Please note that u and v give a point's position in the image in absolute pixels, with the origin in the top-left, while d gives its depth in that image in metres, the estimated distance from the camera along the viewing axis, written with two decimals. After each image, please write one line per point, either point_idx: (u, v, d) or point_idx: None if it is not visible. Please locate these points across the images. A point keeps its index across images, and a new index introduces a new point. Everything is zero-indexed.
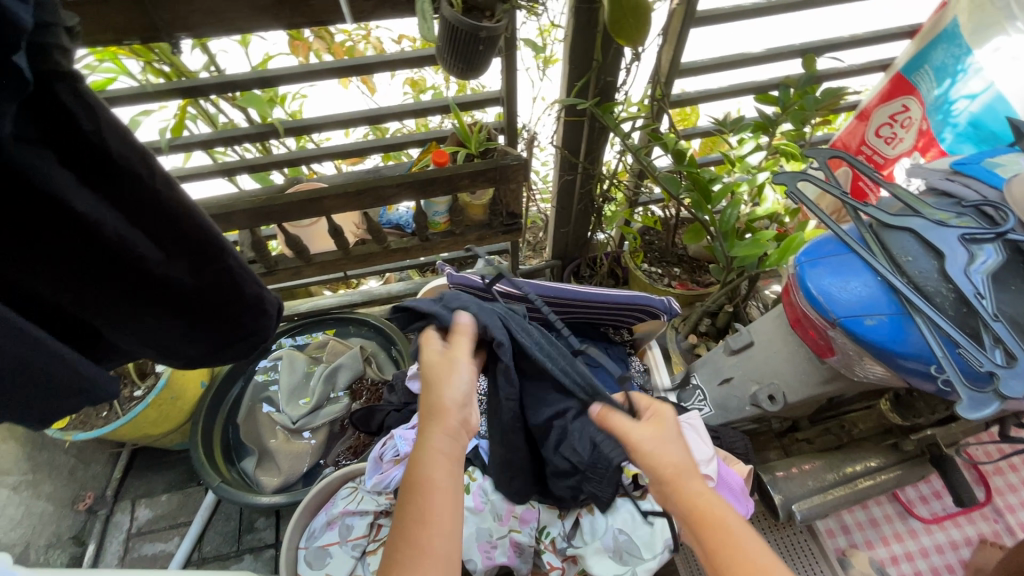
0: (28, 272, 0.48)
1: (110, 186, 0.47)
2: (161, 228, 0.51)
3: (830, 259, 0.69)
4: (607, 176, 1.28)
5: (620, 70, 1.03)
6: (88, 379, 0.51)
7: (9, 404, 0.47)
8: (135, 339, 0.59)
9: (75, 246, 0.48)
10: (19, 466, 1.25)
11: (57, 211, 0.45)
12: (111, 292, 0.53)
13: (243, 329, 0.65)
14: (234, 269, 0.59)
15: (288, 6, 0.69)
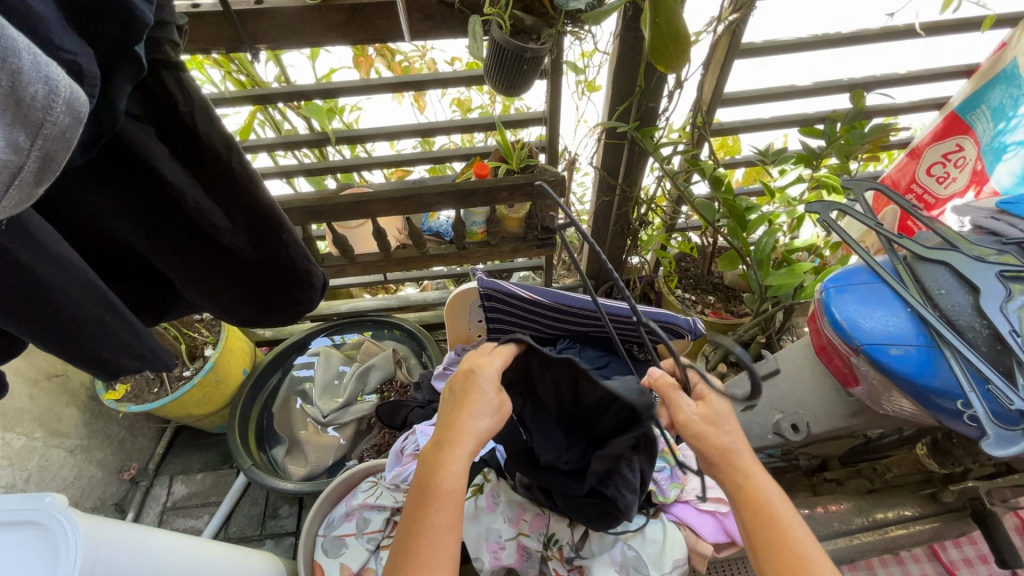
0: (122, 231, 0.55)
1: (196, 161, 0.54)
2: (232, 202, 0.58)
3: (859, 286, 0.69)
4: (645, 200, 1.30)
5: (662, 97, 1.06)
6: (143, 337, 0.58)
7: (85, 359, 0.53)
8: (201, 294, 0.66)
9: (162, 209, 0.55)
10: (77, 430, 1.36)
11: (150, 178, 0.52)
12: (181, 257, 0.60)
13: (288, 296, 0.72)
14: (290, 243, 0.65)
15: (355, 24, 0.76)
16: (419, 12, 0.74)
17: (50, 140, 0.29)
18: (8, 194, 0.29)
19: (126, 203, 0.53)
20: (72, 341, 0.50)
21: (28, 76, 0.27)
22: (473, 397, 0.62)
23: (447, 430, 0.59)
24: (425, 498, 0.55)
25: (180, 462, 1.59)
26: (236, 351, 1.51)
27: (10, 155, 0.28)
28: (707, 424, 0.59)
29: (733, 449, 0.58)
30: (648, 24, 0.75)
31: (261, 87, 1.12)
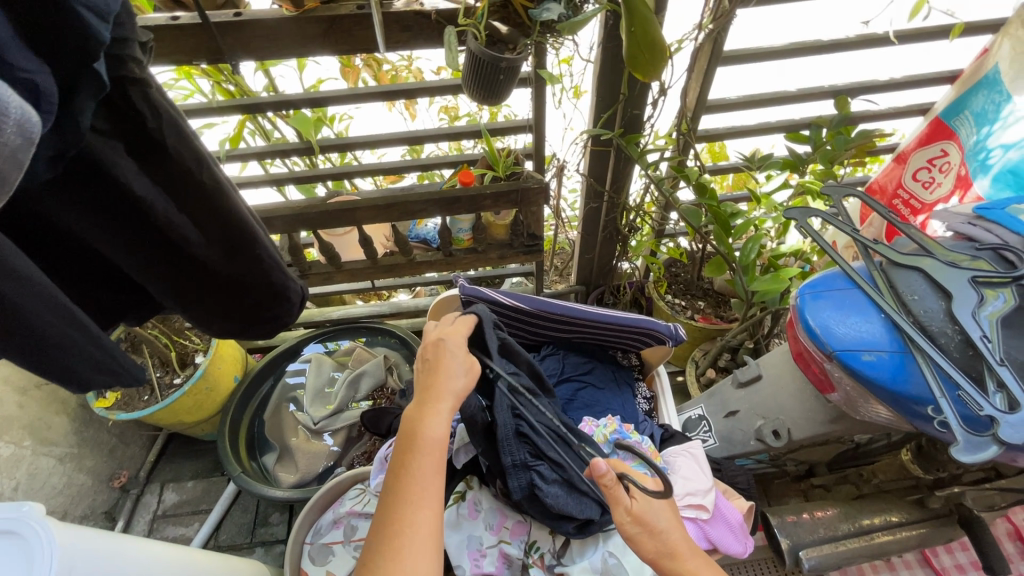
0: (98, 243, 0.56)
1: (166, 175, 0.54)
2: (204, 217, 0.58)
3: (834, 293, 0.69)
4: (633, 207, 1.30)
5: (646, 105, 1.07)
6: (117, 355, 0.58)
7: (56, 372, 0.53)
8: (179, 305, 0.67)
9: (134, 221, 0.56)
10: (67, 438, 1.36)
11: (120, 192, 0.52)
12: (155, 266, 0.61)
13: (267, 313, 0.73)
14: (265, 259, 0.65)
15: (333, 35, 0.77)
16: (396, 23, 0.74)
17: (1, 160, 0.31)
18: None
19: (98, 214, 0.54)
20: (37, 355, 0.50)
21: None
22: (444, 362, 0.67)
23: (426, 388, 0.66)
24: (410, 445, 0.62)
25: (172, 470, 1.59)
26: (227, 358, 1.51)
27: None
28: (640, 529, 0.61)
29: (665, 547, 0.62)
30: (625, 33, 0.76)
31: (250, 96, 1.13)
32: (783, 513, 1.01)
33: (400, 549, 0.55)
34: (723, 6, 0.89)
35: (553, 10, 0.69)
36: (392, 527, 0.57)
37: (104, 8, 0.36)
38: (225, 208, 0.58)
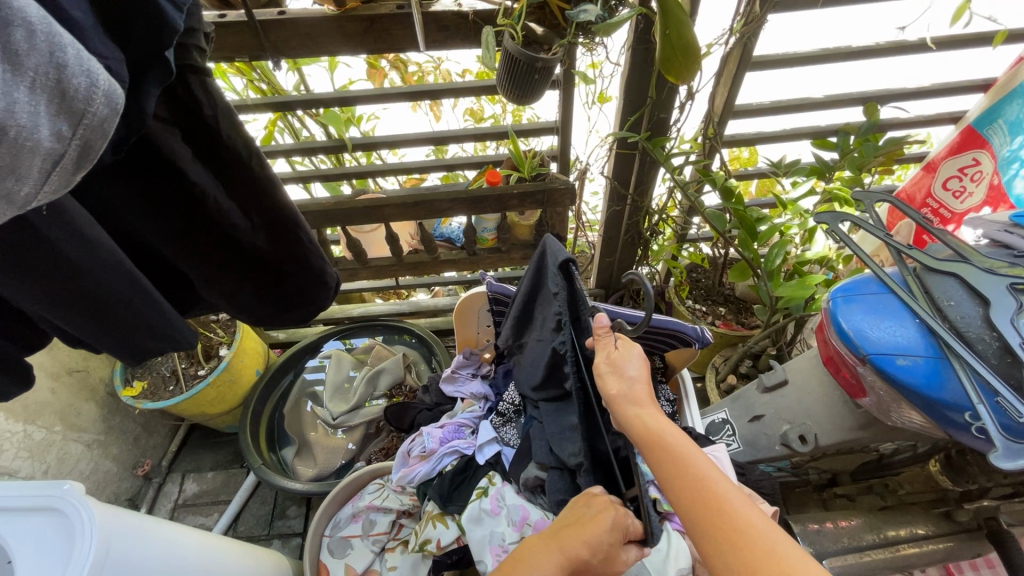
0: (151, 231, 0.58)
1: (219, 163, 0.57)
2: (250, 201, 0.60)
3: (867, 297, 0.69)
4: (656, 211, 1.30)
5: (673, 109, 1.07)
6: (174, 321, 0.61)
7: (117, 340, 0.56)
8: (217, 294, 0.68)
9: (184, 210, 0.58)
10: (95, 425, 1.39)
11: (175, 179, 0.54)
12: (204, 258, 0.63)
13: (304, 297, 0.75)
14: (306, 243, 0.68)
15: (372, 35, 0.78)
16: (434, 23, 0.76)
17: (90, 129, 0.32)
18: (50, 181, 0.32)
19: (150, 203, 0.56)
20: (102, 321, 0.53)
21: (73, 69, 0.30)
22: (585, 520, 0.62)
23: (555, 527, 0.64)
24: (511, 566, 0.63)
25: (193, 461, 1.62)
26: (250, 352, 1.54)
27: (54, 144, 0.30)
28: (608, 371, 0.61)
29: (629, 392, 0.60)
30: (659, 36, 0.77)
31: (282, 94, 1.15)
32: (805, 522, 1.00)
33: None
34: (755, 11, 0.89)
35: (589, 12, 0.69)
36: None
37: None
38: (269, 192, 0.61)
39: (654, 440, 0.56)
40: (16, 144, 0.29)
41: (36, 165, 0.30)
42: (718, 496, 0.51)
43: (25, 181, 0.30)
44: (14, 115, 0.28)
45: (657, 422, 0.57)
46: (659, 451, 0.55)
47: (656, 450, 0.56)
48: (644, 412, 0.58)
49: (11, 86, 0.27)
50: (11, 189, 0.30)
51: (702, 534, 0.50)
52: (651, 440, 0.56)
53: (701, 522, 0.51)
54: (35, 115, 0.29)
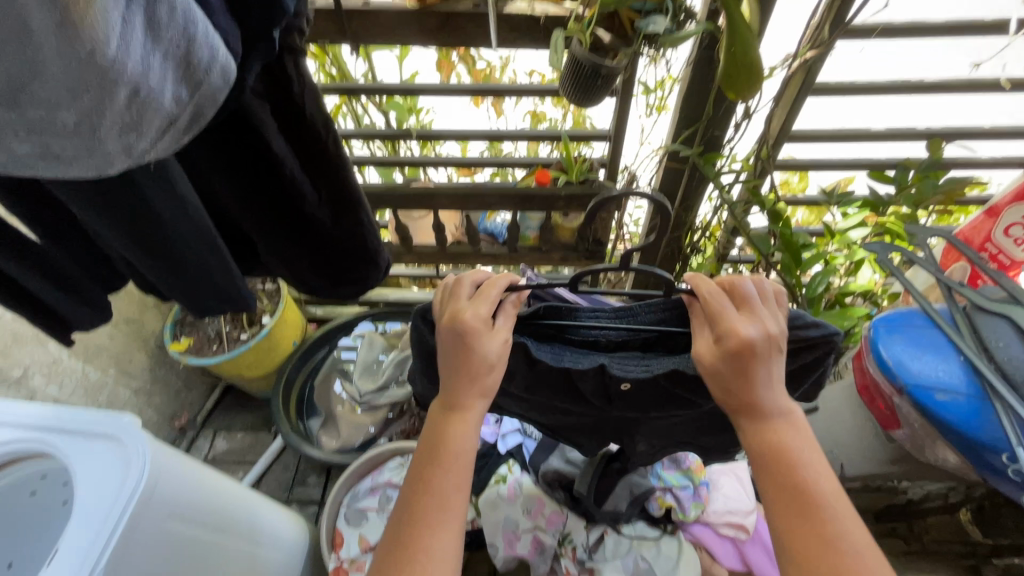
0: (235, 194, 0.64)
1: (298, 137, 0.61)
2: (321, 174, 0.65)
3: (911, 329, 0.68)
4: (699, 227, 1.30)
5: (729, 127, 1.08)
6: (237, 289, 0.65)
7: (186, 291, 0.62)
8: (278, 261, 0.74)
9: (258, 176, 0.63)
10: (143, 374, 1.49)
11: (260, 149, 0.59)
12: (267, 219, 0.68)
13: (354, 273, 0.78)
14: (364, 222, 0.72)
15: (447, 29, 0.82)
16: (507, 24, 0.80)
17: (203, 97, 0.38)
18: (163, 137, 0.39)
19: (228, 164, 0.61)
20: (173, 269, 0.58)
21: (201, 45, 0.35)
22: (470, 357, 0.56)
23: (459, 392, 0.57)
24: (432, 453, 0.56)
25: (225, 420, 1.70)
26: (290, 323, 1.60)
27: (173, 107, 0.37)
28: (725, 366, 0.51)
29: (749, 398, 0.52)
30: (725, 54, 0.78)
31: (350, 81, 1.22)
32: None
33: (420, 540, 0.52)
34: (823, 36, 0.89)
35: (658, 25, 0.72)
36: (403, 552, 0.52)
37: None
38: (341, 169, 0.65)
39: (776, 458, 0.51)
40: (144, 106, 0.35)
41: (156, 124, 0.37)
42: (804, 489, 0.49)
43: (144, 136, 0.37)
44: (148, 80, 0.34)
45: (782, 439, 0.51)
46: (783, 462, 0.51)
47: (780, 462, 0.51)
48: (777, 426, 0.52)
49: (150, 56, 0.34)
50: (132, 142, 0.37)
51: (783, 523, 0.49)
52: (778, 450, 0.51)
53: (791, 526, 0.48)
54: (163, 80, 0.35)
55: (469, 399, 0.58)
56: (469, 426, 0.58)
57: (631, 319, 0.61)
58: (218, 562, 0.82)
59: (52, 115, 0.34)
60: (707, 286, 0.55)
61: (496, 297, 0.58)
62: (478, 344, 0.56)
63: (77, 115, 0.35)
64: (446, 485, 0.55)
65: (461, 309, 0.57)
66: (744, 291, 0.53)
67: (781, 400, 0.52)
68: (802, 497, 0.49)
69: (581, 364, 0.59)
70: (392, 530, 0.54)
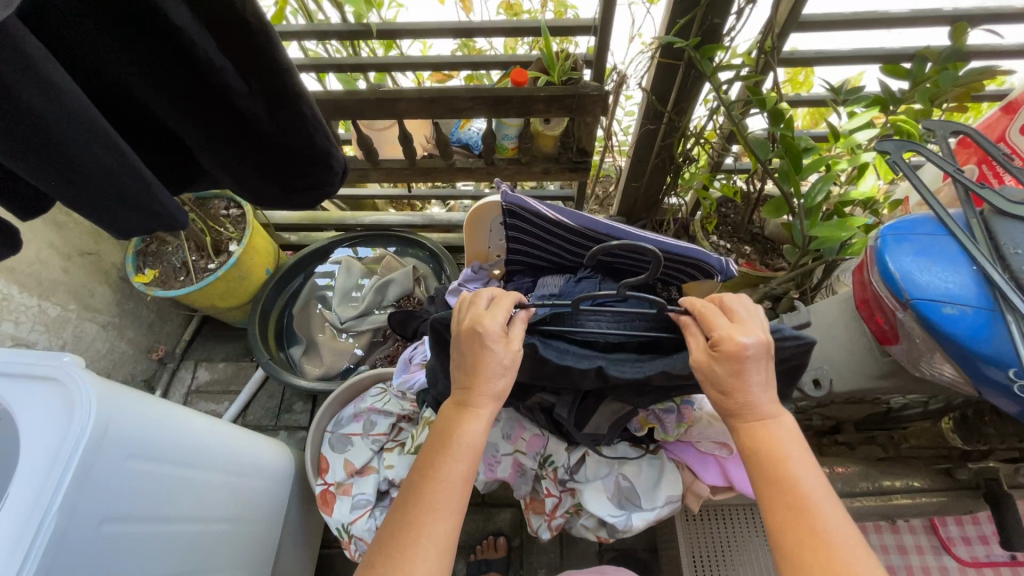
0: (146, 85, 0.54)
1: (205, 4, 0.50)
2: (246, 59, 0.54)
3: (923, 238, 0.62)
4: (693, 133, 1.20)
5: (730, 13, 0.94)
6: (160, 196, 0.58)
7: (99, 212, 0.55)
8: (217, 168, 0.65)
9: (171, 60, 0.53)
10: (110, 308, 1.42)
11: (159, 23, 0.49)
12: (195, 118, 0.58)
13: (307, 179, 0.70)
14: (309, 119, 0.62)
15: None
16: None
17: None
18: None
19: (129, 42, 0.50)
20: (70, 182, 0.50)
21: None
22: (485, 356, 0.56)
23: (472, 390, 0.57)
24: (442, 445, 0.55)
25: (205, 351, 1.67)
26: (260, 251, 1.52)
27: None
28: (715, 372, 0.53)
29: (743, 402, 0.53)
30: None
31: None
32: None
33: (420, 527, 0.50)
34: None
35: None
36: (402, 538, 0.50)
37: None
38: (269, 53, 0.54)
39: (766, 453, 0.51)
40: None
41: None
42: (794, 482, 0.49)
43: None
44: None
45: (776, 433, 0.52)
46: (775, 460, 0.51)
47: (771, 460, 0.51)
48: (769, 422, 0.53)
49: None
50: None
51: (770, 514, 0.49)
52: (769, 449, 0.51)
53: (781, 521, 0.48)
54: None
55: (481, 399, 0.57)
56: (478, 423, 0.56)
57: (628, 326, 0.64)
58: (194, 494, 0.80)
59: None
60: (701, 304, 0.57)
61: (511, 307, 0.59)
62: (495, 346, 0.57)
63: None
64: (450, 477, 0.53)
65: (479, 316, 0.58)
66: (740, 306, 0.56)
67: (772, 403, 0.54)
68: (792, 492, 0.49)
69: (582, 363, 0.60)
70: (392, 517, 0.52)
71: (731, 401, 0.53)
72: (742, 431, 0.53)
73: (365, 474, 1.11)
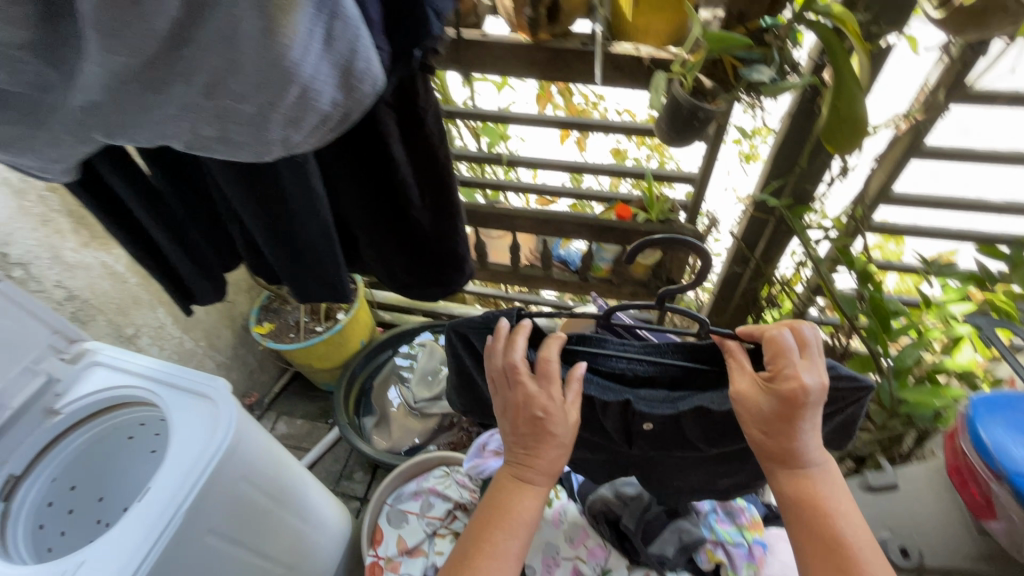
0: (352, 191, 0.71)
1: (413, 144, 0.67)
2: (427, 181, 0.71)
3: (1018, 413, 0.62)
4: (778, 280, 1.26)
5: (822, 182, 1.06)
6: (345, 273, 0.72)
7: (294, 273, 0.71)
8: (377, 254, 0.81)
9: (378, 177, 0.69)
10: (228, 350, 1.62)
11: (380, 153, 0.66)
12: (376, 215, 0.75)
13: (441, 278, 0.83)
14: (458, 229, 0.76)
15: (554, 64, 0.87)
16: (611, 63, 0.84)
17: (353, 102, 0.44)
18: (316, 132, 0.45)
19: (353, 162, 0.68)
20: (289, 250, 0.66)
21: (359, 58, 0.41)
22: (551, 438, 0.58)
23: (533, 470, 0.60)
24: (498, 519, 0.60)
25: (289, 405, 1.81)
26: (361, 323, 1.69)
27: (329, 108, 0.43)
28: (763, 413, 0.53)
29: (788, 452, 0.55)
30: (827, 107, 0.77)
31: (451, 106, 1.31)
32: None
33: None
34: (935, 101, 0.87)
35: (763, 73, 0.74)
36: None
37: (442, 9, 0.47)
38: (445, 179, 0.70)
39: (812, 508, 0.56)
40: (307, 104, 0.41)
41: (312, 120, 0.43)
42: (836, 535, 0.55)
43: (301, 130, 0.44)
44: (314, 83, 0.40)
45: (819, 489, 0.56)
46: (816, 509, 0.56)
47: (813, 508, 0.56)
48: (813, 478, 0.57)
49: (320, 64, 0.40)
50: (292, 133, 0.44)
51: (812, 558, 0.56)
52: (811, 498, 0.56)
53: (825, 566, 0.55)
54: (325, 83, 0.41)
55: (541, 478, 0.60)
56: (533, 498, 0.60)
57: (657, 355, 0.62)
58: (269, 534, 0.87)
59: (237, 106, 0.42)
60: (766, 329, 0.55)
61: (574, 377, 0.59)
62: (553, 427, 0.57)
63: (255, 108, 0.41)
64: (503, 553, 0.58)
65: (523, 386, 0.57)
66: (800, 337, 0.54)
67: (816, 452, 0.57)
68: (833, 541, 0.55)
69: (606, 395, 0.60)
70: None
71: (776, 453, 0.56)
72: (786, 483, 0.57)
73: (415, 556, 1.12)
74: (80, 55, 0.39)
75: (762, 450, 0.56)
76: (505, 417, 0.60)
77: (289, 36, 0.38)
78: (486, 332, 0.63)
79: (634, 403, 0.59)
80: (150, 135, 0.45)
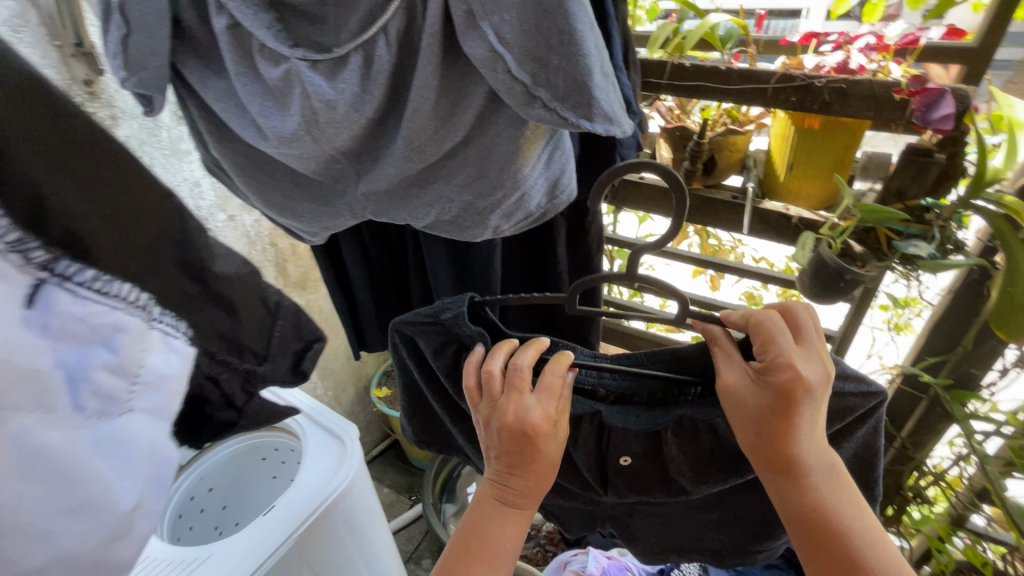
0: (513, 282, 0.85)
1: (573, 254, 0.79)
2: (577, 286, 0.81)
3: None
4: (929, 471, 1.10)
5: (992, 369, 0.95)
6: None
7: None
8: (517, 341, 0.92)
9: (537, 274, 0.83)
10: (348, 404, 1.79)
11: (545, 256, 0.79)
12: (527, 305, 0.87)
13: None
14: (593, 334, 0.85)
15: (703, 210, 0.95)
16: (759, 216, 0.90)
17: (552, 206, 0.64)
18: (517, 223, 0.64)
19: (521, 261, 0.82)
20: None
21: (564, 178, 0.62)
22: (539, 459, 0.51)
23: (522, 493, 0.53)
24: (478, 550, 0.53)
25: (381, 471, 1.89)
26: None
27: (536, 208, 0.63)
28: (758, 412, 0.47)
29: (791, 459, 0.48)
30: (997, 290, 0.74)
31: None
32: None
33: None
34: None
35: (920, 249, 0.74)
36: None
37: (627, 156, 0.66)
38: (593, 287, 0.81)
39: (820, 525, 0.49)
40: (521, 207, 0.61)
41: (520, 215, 0.63)
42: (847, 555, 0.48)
43: (511, 221, 0.63)
44: (530, 193, 0.60)
45: (825, 502, 0.49)
46: (822, 524, 0.49)
47: (820, 525, 0.49)
48: (819, 490, 0.49)
49: (539, 179, 0.60)
50: (504, 224, 0.63)
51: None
52: (815, 513, 0.49)
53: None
54: (538, 193, 0.61)
55: (528, 500, 0.54)
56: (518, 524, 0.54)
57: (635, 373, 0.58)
58: None
59: (475, 204, 0.60)
60: (752, 315, 0.49)
61: (555, 382, 0.51)
62: (546, 445, 0.51)
63: (486, 205, 0.60)
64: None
65: (519, 398, 0.50)
66: (788, 316, 0.49)
67: (822, 456, 0.49)
68: (847, 559, 0.48)
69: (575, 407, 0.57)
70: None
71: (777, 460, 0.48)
72: (792, 500, 0.49)
73: None
74: (381, 161, 0.59)
75: (761, 456, 0.49)
76: (490, 436, 0.52)
77: (526, 163, 0.56)
78: (429, 325, 0.57)
79: (606, 418, 0.57)
80: (405, 217, 0.64)
